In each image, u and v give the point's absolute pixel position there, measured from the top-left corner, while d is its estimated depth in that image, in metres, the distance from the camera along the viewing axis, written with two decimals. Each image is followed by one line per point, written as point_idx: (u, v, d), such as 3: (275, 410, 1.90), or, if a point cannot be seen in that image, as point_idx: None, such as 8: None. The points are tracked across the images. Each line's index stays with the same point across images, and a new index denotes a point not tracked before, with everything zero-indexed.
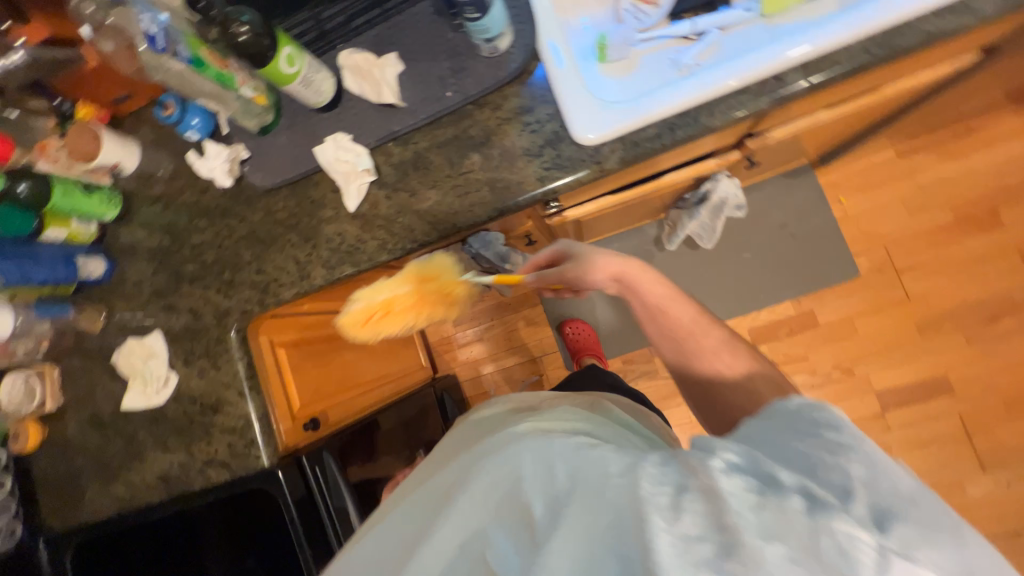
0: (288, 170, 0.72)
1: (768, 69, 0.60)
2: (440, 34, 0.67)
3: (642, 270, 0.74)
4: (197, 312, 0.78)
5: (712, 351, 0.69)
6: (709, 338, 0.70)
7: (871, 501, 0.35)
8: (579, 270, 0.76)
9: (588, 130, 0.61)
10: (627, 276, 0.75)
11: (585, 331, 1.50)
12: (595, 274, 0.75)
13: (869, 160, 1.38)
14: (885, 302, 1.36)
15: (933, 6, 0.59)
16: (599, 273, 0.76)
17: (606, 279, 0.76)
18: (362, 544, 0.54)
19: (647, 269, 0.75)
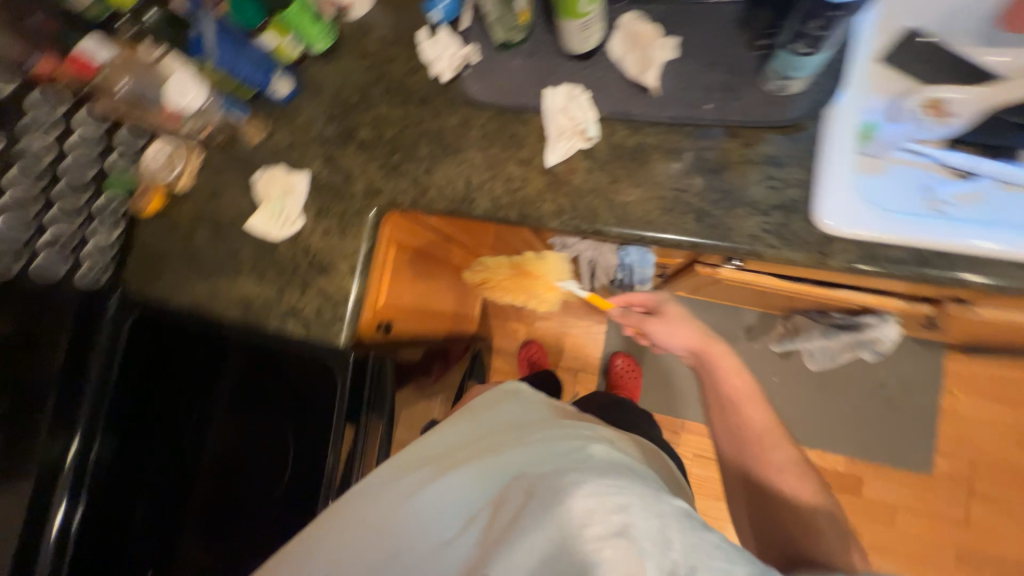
0: (507, 95, 0.70)
1: None
2: (728, 46, 0.63)
3: (721, 354, 0.81)
4: (351, 177, 0.77)
5: (781, 473, 0.70)
6: (790, 456, 0.71)
7: None
8: (665, 328, 0.85)
9: (831, 216, 0.57)
10: (705, 355, 0.82)
11: (633, 372, 1.45)
12: (676, 341, 0.85)
13: (1004, 372, 1.26)
14: (939, 513, 1.26)
15: None
16: (679, 342, 0.85)
17: (685, 349, 0.85)
18: (426, 492, 0.59)
19: (728, 355, 0.81)
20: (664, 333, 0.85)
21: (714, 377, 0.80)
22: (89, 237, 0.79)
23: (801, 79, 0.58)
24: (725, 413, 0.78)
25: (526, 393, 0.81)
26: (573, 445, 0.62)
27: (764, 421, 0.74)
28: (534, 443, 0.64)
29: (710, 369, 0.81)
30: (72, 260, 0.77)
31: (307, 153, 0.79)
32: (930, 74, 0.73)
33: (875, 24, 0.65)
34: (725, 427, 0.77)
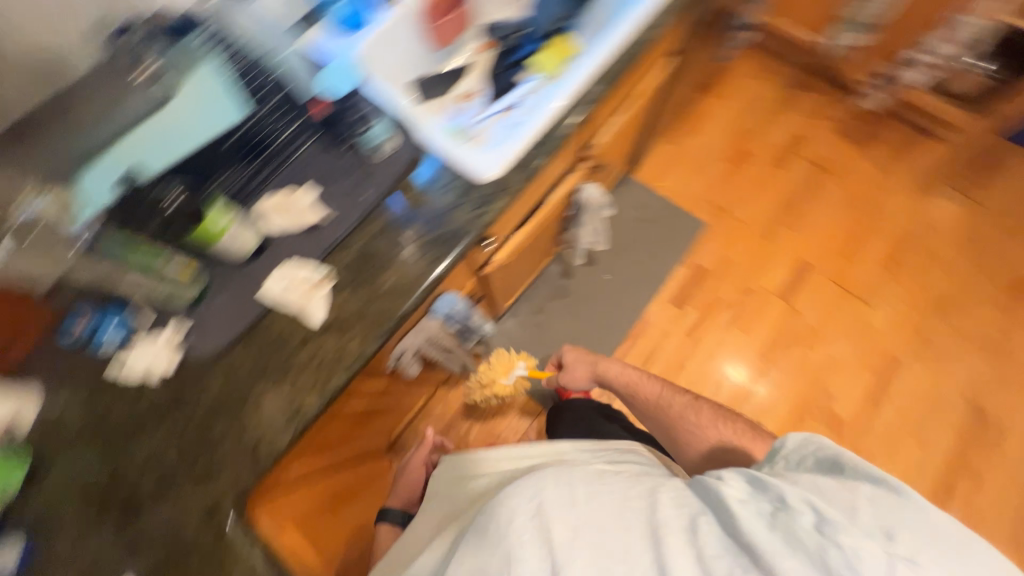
0: (237, 325, 0.71)
1: (571, 94, 0.85)
2: (336, 159, 0.78)
3: (610, 362, 1.19)
4: (180, 527, 0.65)
5: (697, 419, 0.96)
6: (687, 402, 1.00)
7: (881, 522, 0.52)
8: (569, 377, 1.27)
9: (484, 172, 0.77)
10: (598, 370, 1.21)
11: None
12: (578, 379, 1.25)
13: (658, 155, 1.85)
14: (734, 233, 1.75)
15: (635, 27, 0.91)
16: (580, 378, 1.25)
17: (586, 378, 1.23)
18: None
19: (616, 363, 1.18)
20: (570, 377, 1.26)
21: (612, 381, 1.16)
22: None
23: (389, 138, 0.79)
24: (639, 399, 1.09)
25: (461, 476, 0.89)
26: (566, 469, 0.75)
27: (658, 389, 1.06)
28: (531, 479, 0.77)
29: (607, 378, 1.18)
30: None
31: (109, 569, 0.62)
32: (448, 87, 1.05)
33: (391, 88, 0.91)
34: (646, 414, 1.07)
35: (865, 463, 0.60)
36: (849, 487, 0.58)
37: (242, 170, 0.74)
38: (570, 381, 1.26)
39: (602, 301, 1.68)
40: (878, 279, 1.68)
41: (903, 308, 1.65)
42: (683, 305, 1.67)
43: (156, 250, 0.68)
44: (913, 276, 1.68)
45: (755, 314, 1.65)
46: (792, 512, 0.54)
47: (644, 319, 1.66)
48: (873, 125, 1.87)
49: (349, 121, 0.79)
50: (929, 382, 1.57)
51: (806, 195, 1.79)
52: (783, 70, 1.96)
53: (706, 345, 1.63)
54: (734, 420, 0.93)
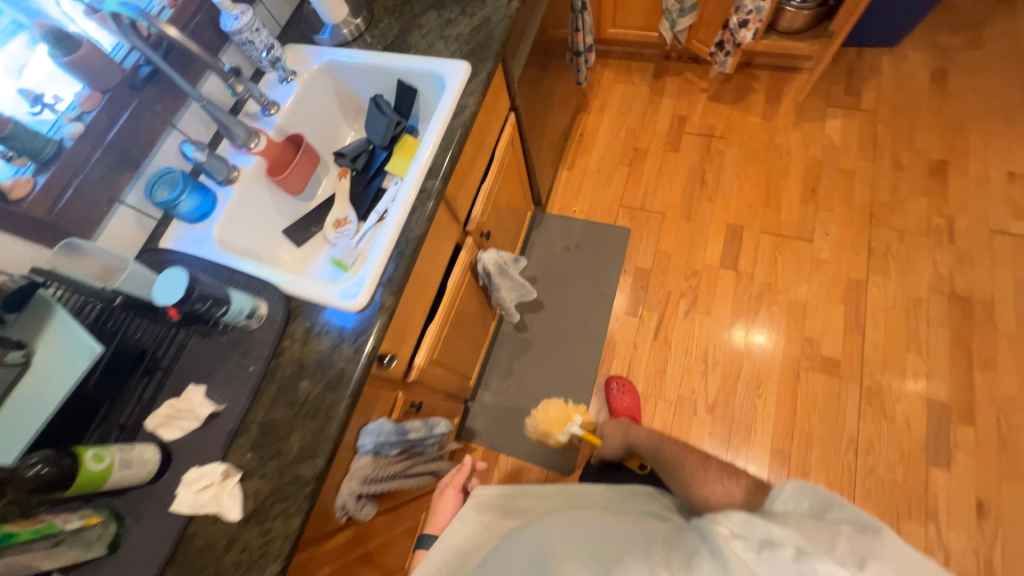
0: (160, 553, 0.68)
1: (411, 192, 0.88)
2: (217, 342, 0.80)
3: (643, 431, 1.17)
4: None
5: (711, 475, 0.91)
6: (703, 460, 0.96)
7: (861, 554, 0.50)
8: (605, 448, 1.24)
9: (353, 306, 0.79)
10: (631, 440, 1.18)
11: (629, 391, 1.51)
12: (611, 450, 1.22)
13: (562, 183, 1.91)
14: (658, 225, 1.78)
15: (449, 108, 0.94)
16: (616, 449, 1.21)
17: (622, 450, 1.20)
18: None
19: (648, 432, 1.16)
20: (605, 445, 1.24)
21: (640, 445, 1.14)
22: None
23: (257, 305, 0.80)
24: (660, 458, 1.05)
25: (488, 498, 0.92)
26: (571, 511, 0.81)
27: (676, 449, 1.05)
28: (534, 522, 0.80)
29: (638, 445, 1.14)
30: None
31: None
32: (319, 223, 1.08)
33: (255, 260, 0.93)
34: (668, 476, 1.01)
35: (853, 506, 0.57)
36: (836, 520, 0.56)
37: (134, 391, 0.76)
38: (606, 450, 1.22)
39: (564, 339, 1.66)
40: (807, 213, 1.70)
41: (842, 231, 1.65)
42: (640, 312, 1.66)
43: (48, 531, 0.63)
44: (837, 198, 1.71)
45: (709, 292, 1.64)
46: (775, 548, 0.52)
47: (610, 341, 1.63)
48: (739, 82, 1.96)
49: (205, 311, 0.73)
50: (898, 290, 1.55)
51: (708, 164, 1.85)
52: (641, 66, 2.08)
53: (678, 341, 1.59)
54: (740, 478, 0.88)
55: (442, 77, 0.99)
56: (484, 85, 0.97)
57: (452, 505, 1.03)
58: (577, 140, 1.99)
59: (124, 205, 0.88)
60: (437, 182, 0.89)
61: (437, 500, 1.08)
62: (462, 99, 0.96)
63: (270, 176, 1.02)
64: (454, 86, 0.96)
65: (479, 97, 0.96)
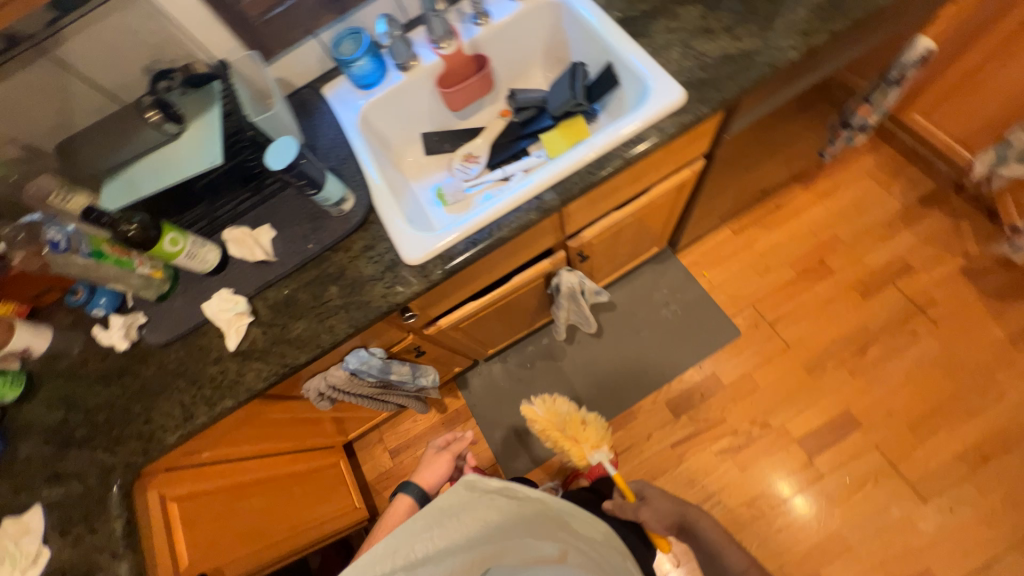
0: (179, 327, 0.85)
1: (526, 192, 0.81)
2: (303, 205, 0.87)
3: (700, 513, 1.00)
4: (84, 475, 0.80)
5: None
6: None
7: None
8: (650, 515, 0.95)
9: (408, 257, 0.80)
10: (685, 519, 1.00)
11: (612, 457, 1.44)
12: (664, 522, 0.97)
13: (714, 241, 1.65)
14: (772, 353, 1.51)
15: (626, 132, 0.81)
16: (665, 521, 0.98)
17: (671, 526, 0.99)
18: None
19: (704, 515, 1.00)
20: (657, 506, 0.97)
21: (701, 530, 0.99)
22: None
23: (345, 199, 0.84)
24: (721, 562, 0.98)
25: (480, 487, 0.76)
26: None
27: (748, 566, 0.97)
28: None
29: (693, 527, 1.00)
30: None
31: (30, 484, 0.80)
32: (453, 146, 1.06)
33: (378, 151, 0.96)
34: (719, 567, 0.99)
35: None
36: None
37: (232, 198, 0.87)
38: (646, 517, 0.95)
39: (594, 378, 1.57)
40: (947, 472, 1.32)
41: (973, 522, 1.27)
42: (679, 414, 1.49)
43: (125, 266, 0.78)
44: (1003, 487, 1.28)
45: (763, 453, 1.41)
46: None
47: (631, 414, 1.52)
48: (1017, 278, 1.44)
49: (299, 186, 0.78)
50: None
51: (884, 337, 1.46)
52: (914, 178, 1.59)
53: (690, 468, 1.43)
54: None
55: (648, 90, 0.83)
56: (679, 129, 0.81)
57: (443, 467, 1.09)
58: (767, 209, 1.66)
59: (317, 39, 0.94)
60: (557, 199, 0.81)
61: (429, 457, 1.12)
62: (647, 129, 0.81)
63: (441, 85, 0.99)
64: (650, 111, 0.81)
65: (663, 139, 0.81)
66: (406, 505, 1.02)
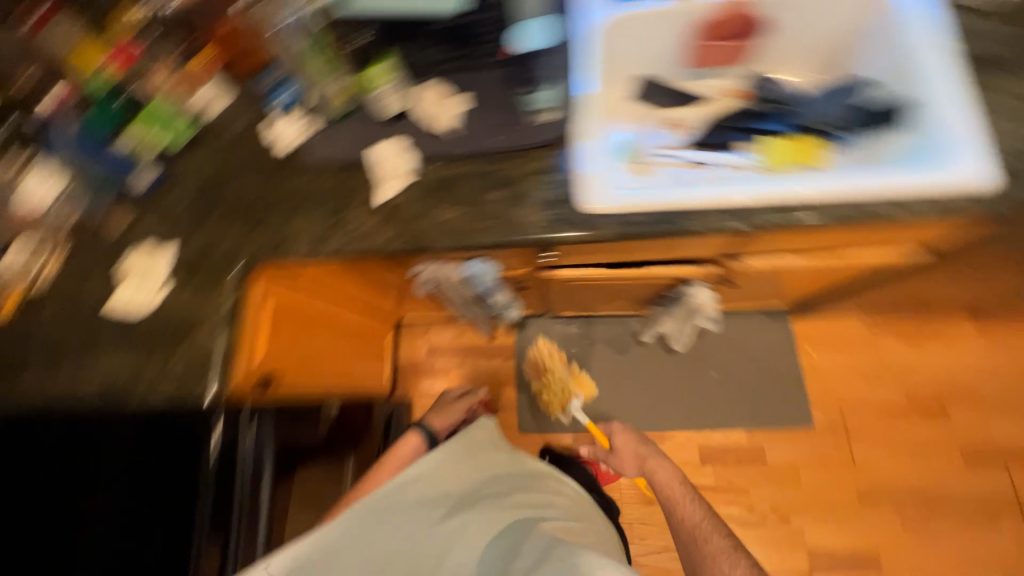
0: (340, 155, 0.84)
1: (747, 196, 0.73)
2: (505, 95, 0.82)
3: (664, 466, 1.15)
4: (215, 245, 0.85)
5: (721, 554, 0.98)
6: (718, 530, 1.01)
7: None
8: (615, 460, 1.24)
9: (587, 200, 0.75)
10: (653, 467, 1.16)
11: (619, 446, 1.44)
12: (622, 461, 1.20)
13: (838, 326, 1.49)
14: (831, 461, 1.40)
15: (893, 182, 0.71)
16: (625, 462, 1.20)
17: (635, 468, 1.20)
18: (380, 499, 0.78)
19: (667, 466, 1.15)
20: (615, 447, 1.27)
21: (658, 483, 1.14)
22: None
23: (549, 109, 0.79)
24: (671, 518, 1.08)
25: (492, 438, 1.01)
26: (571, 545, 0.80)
27: (698, 518, 1.05)
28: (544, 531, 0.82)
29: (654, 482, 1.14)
30: None
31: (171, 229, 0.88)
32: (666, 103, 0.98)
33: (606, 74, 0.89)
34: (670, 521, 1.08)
35: None
36: None
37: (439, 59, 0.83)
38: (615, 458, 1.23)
39: (644, 388, 1.53)
40: None
41: None
42: (707, 464, 1.44)
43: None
44: None
45: (766, 541, 1.37)
46: None
47: (662, 438, 1.48)
48: None
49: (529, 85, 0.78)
50: None
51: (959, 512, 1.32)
52: None
53: None
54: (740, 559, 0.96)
55: (938, 148, 0.74)
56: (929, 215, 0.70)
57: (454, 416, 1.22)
58: (916, 324, 1.46)
59: None
60: (774, 220, 0.72)
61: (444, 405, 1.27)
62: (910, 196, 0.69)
63: (707, 34, 0.90)
64: (934, 173, 0.71)
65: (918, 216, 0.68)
66: (416, 441, 1.10)
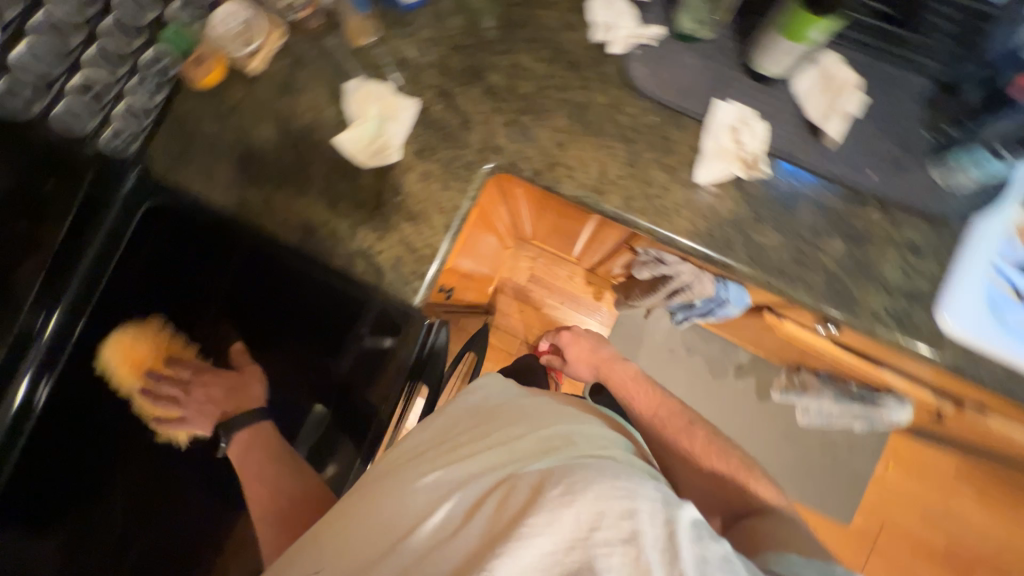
0: (670, 93, 0.65)
1: None
2: (910, 120, 0.61)
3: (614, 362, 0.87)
4: (469, 124, 0.68)
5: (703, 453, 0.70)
6: (682, 426, 0.74)
7: None
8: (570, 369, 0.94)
9: (954, 316, 0.59)
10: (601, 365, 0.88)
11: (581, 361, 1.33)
12: (580, 368, 0.91)
13: (930, 457, 1.45)
14: (846, 559, 1.45)
15: None
16: (583, 366, 0.91)
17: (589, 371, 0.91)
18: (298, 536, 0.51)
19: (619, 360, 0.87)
20: (572, 349, 0.91)
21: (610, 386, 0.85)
22: (125, 94, 0.67)
23: (971, 177, 0.58)
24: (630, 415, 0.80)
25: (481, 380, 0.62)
26: (565, 430, 0.51)
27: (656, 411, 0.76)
28: (537, 427, 0.52)
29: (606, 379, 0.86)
30: (101, 115, 0.66)
31: (419, 78, 0.70)
32: None
33: None
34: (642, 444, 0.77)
35: None
36: None
37: (859, 35, 0.61)
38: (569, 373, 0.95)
39: (718, 418, 1.49)
40: None
41: None
42: None
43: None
44: None
45: None
46: None
47: None
48: None
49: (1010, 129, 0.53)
50: None
51: None
52: None
53: None
54: (731, 454, 0.71)
55: None
56: None
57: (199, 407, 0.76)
58: (999, 492, 1.43)
59: None
60: None
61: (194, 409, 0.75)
62: None
63: None
64: None
65: None
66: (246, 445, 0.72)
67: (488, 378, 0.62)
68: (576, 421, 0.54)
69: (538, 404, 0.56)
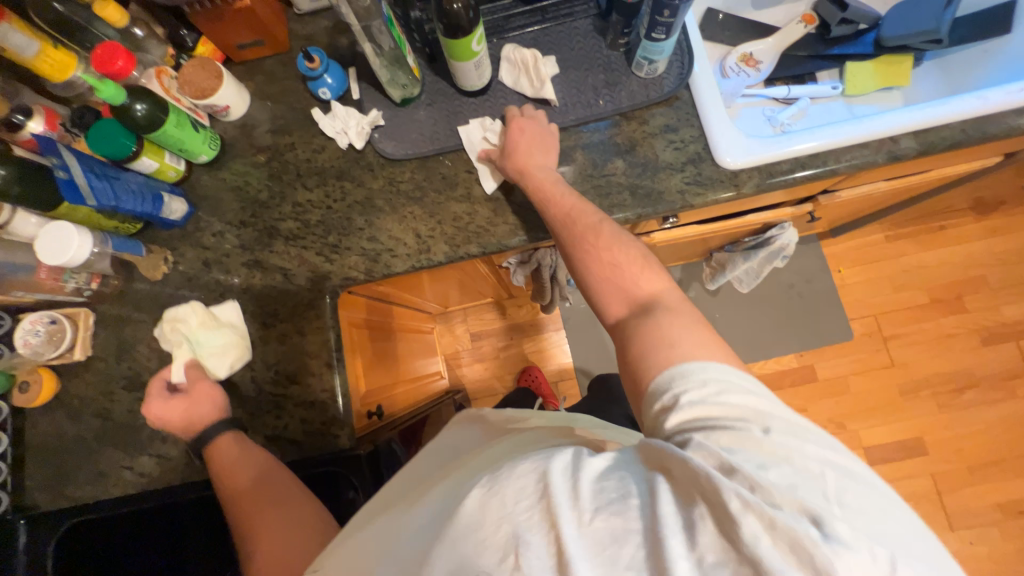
0: (423, 145, 0.72)
1: (888, 131, 0.67)
2: (596, 50, 0.73)
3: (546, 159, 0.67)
4: (290, 272, 0.72)
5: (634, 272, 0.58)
6: (593, 226, 0.61)
7: None
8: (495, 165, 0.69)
9: (731, 153, 0.68)
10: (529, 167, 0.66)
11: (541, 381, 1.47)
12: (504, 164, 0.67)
13: (861, 241, 1.57)
14: (873, 364, 1.51)
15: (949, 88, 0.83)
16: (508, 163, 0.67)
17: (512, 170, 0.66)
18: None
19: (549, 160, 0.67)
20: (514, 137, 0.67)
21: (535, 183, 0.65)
22: None
23: (662, 61, 0.68)
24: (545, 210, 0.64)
25: (453, 442, 0.65)
26: (515, 451, 0.52)
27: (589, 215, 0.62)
28: (492, 448, 0.54)
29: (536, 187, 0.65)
30: None
31: (227, 266, 0.73)
32: (737, 36, 0.91)
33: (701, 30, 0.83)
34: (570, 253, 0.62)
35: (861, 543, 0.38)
36: None
37: (521, 20, 0.74)
38: (499, 168, 0.67)
39: None
40: (990, 514, 1.40)
41: (985, 558, 1.37)
42: None
43: (401, 55, 0.67)
44: None
45: None
46: None
47: None
48: None
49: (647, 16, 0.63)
50: None
51: (983, 384, 1.48)
52: None
53: None
54: (638, 248, 0.60)
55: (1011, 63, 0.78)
56: None
57: None
58: (928, 228, 1.56)
59: None
60: (909, 147, 0.68)
61: None
62: None
63: None
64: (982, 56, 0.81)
65: None
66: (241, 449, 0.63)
67: (463, 438, 0.65)
68: (531, 435, 0.55)
69: (497, 437, 0.58)
